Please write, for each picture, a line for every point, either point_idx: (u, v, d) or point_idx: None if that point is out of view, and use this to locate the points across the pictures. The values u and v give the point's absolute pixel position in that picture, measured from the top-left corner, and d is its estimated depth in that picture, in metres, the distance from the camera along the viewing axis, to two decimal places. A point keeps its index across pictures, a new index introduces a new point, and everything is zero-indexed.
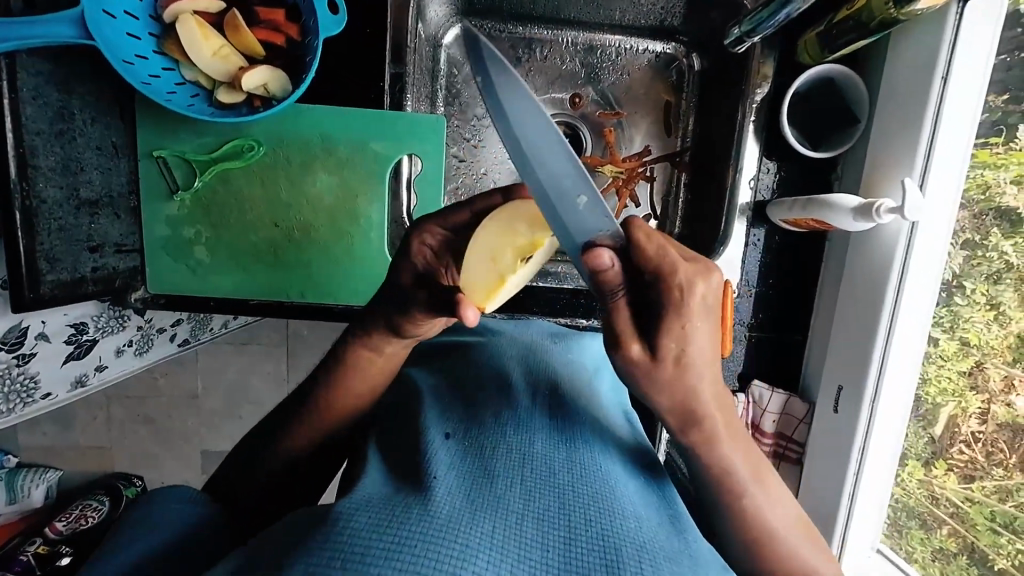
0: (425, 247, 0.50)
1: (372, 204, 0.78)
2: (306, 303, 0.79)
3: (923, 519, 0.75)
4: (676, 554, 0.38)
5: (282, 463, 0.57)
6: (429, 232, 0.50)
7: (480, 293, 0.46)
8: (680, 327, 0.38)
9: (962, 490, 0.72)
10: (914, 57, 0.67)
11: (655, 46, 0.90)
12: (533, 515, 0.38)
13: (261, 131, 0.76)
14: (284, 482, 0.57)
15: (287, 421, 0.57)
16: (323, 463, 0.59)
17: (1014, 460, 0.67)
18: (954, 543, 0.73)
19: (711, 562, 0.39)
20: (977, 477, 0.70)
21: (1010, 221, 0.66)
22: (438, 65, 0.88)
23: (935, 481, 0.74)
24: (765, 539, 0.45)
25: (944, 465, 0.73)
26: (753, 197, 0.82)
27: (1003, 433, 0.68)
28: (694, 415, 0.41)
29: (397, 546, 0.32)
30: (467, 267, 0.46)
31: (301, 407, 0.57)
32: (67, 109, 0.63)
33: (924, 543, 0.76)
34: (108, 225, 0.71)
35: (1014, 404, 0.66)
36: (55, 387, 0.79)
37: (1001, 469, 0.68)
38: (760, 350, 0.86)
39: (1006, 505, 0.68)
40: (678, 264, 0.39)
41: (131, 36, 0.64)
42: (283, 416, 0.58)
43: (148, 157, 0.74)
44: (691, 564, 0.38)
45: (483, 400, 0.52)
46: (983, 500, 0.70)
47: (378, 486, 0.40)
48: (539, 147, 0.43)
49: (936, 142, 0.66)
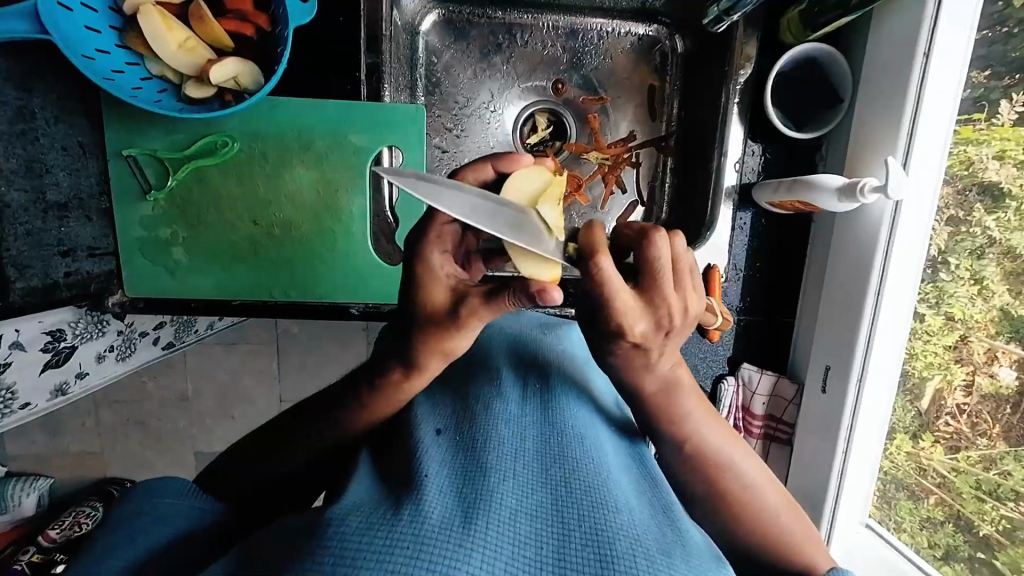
0: (447, 257, 0.45)
1: (353, 199, 0.77)
2: (290, 301, 0.78)
3: (911, 490, 0.76)
4: (669, 543, 0.38)
5: (283, 471, 0.53)
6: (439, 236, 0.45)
7: (549, 269, 0.45)
8: (630, 346, 0.40)
9: (948, 461, 0.73)
10: (897, 32, 0.67)
11: (638, 28, 0.88)
12: (526, 511, 0.37)
13: (235, 127, 0.73)
14: (282, 484, 0.53)
15: (296, 431, 0.52)
16: (330, 474, 0.54)
17: (998, 430, 0.68)
18: (941, 512, 0.74)
19: (702, 550, 0.39)
20: (962, 448, 0.71)
21: (992, 196, 0.67)
22: (417, 53, 0.87)
23: (923, 453, 0.75)
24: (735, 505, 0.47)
25: (931, 437, 0.74)
26: (739, 179, 0.80)
27: (986, 405, 0.69)
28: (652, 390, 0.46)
29: (389, 548, 0.32)
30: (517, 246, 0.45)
31: (308, 413, 0.53)
32: (27, 108, 0.60)
33: (912, 513, 0.77)
34: (79, 227, 0.69)
35: (998, 375, 0.67)
36: (35, 396, 0.76)
37: (985, 439, 0.69)
38: (749, 332, 0.87)
39: (990, 473, 0.69)
40: (619, 310, 0.38)
41: (91, 30, 0.61)
42: (296, 415, 0.53)
43: (117, 157, 0.72)
44: (684, 553, 0.37)
45: (473, 394, 0.51)
46: (969, 469, 0.71)
47: (363, 485, 0.40)
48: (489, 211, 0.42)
49: (919, 118, 0.66)
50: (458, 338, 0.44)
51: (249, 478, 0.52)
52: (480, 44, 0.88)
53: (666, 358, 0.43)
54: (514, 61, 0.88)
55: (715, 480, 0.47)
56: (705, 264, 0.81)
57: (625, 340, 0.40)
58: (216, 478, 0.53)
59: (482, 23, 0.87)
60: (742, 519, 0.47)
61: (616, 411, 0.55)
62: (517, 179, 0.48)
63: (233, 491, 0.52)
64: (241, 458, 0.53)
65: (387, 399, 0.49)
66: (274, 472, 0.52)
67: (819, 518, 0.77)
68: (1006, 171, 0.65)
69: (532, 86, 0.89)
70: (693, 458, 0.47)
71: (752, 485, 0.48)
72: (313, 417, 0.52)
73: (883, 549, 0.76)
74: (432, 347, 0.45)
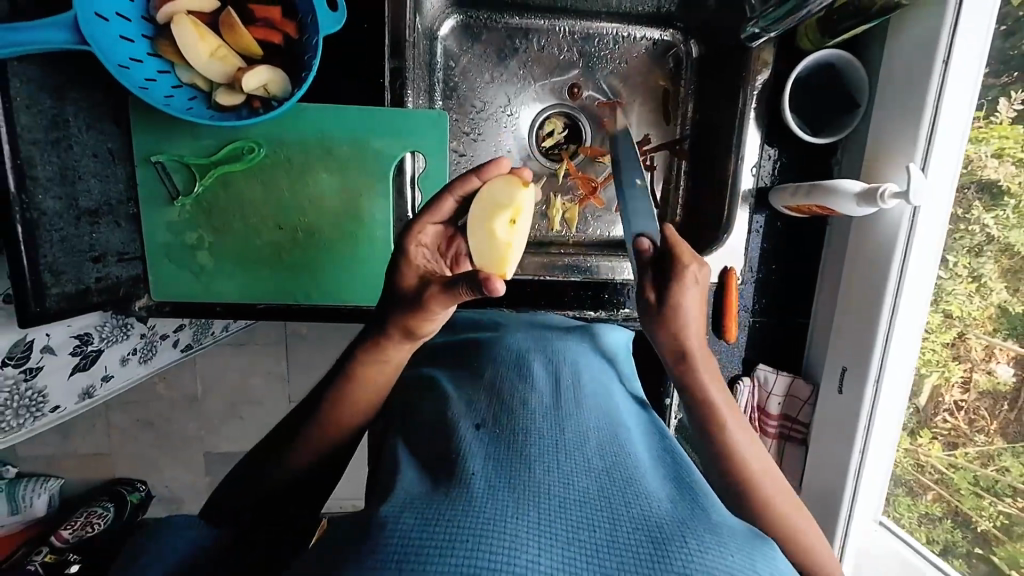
0: (422, 248, 0.58)
1: (376, 204, 0.78)
2: (314, 305, 0.79)
3: (909, 486, 0.78)
4: (716, 524, 0.37)
5: (298, 472, 0.56)
6: (421, 232, 0.58)
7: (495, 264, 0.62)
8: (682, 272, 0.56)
9: (946, 458, 0.75)
10: (916, 39, 0.68)
11: (653, 33, 0.89)
12: (574, 498, 0.37)
13: (261, 132, 0.74)
14: (294, 487, 0.56)
15: (299, 430, 0.56)
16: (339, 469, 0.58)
17: (995, 426, 0.70)
18: (938, 507, 0.76)
19: (748, 529, 0.38)
20: (960, 444, 0.73)
21: (990, 193, 0.68)
22: (435, 58, 0.88)
23: (920, 449, 0.76)
24: (768, 508, 0.49)
25: (929, 433, 0.75)
26: (755, 184, 0.84)
27: (984, 401, 0.71)
28: (685, 358, 0.55)
29: (448, 546, 0.31)
30: (474, 247, 0.60)
31: (308, 412, 0.57)
32: (61, 116, 0.61)
33: (909, 509, 0.78)
34: (109, 233, 0.69)
35: (995, 372, 0.69)
36: (64, 399, 0.77)
37: (983, 435, 0.71)
38: (764, 334, 0.88)
39: (988, 469, 0.72)
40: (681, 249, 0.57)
41: (125, 39, 0.61)
42: (296, 417, 0.58)
43: (145, 163, 0.73)
44: (732, 534, 0.37)
45: (505, 386, 0.50)
46: (966, 466, 0.73)
47: (406, 480, 0.40)
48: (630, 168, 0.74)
49: (937, 127, 0.67)
50: (426, 320, 0.54)
51: (264, 487, 0.55)
52: (496, 47, 0.89)
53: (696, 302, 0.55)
54: (531, 65, 0.89)
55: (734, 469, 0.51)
56: (721, 267, 0.83)
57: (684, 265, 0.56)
58: (225, 494, 0.55)
59: (499, 27, 0.88)
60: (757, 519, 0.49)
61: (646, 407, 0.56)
62: (484, 196, 0.60)
63: (250, 499, 0.54)
64: (254, 464, 0.57)
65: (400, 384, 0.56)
66: (288, 472, 0.55)
67: (829, 515, 0.79)
68: (1004, 168, 0.67)
69: (550, 86, 0.90)
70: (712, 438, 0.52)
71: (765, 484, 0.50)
72: (307, 414, 0.57)
73: (897, 546, 0.77)
74: (413, 324, 0.54)
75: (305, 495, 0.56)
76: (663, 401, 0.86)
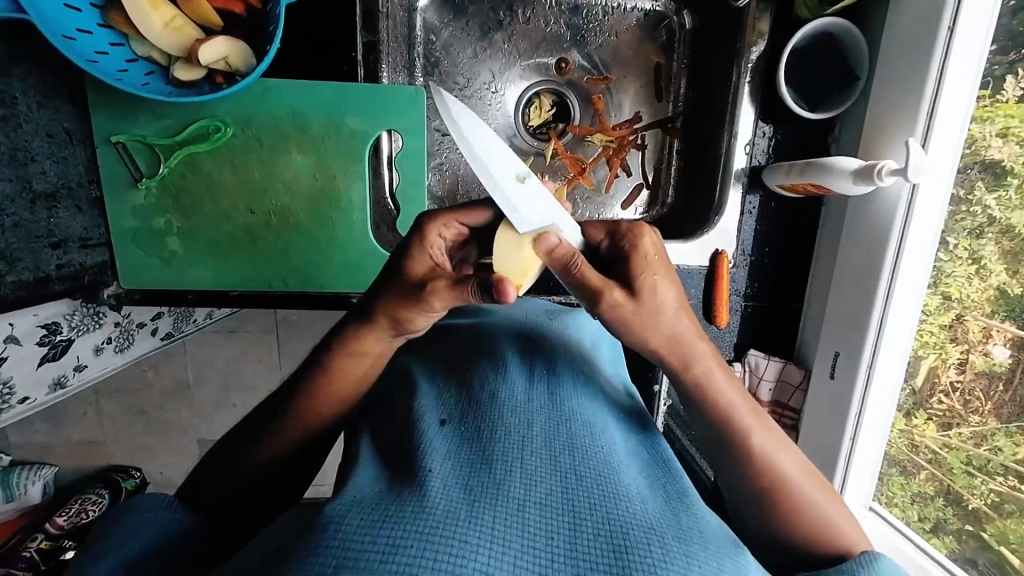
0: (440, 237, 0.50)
1: (351, 184, 0.74)
2: (290, 292, 0.76)
3: (903, 465, 0.74)
4: (686, 529, 0.35)
5: (271, 466, 0.53)
6: (445, 225, 0.51)
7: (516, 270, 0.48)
8: (630, 243, 0.45)
9: (940, 437, 0.70)
10: (920, 7, 0.64)
11: (645, 3, 0.84)
12: (535, 501, 0.35)
13: (227, 110, 0.70)
14: (268, 479, 0.53)
15: (267, 424, 0.52)
16: (317, 460, 0.56)
17: (990, 407, 0.66)
18: (931, 487, 0.72)
19: (720, 534, 0.36)
20: (954, 425, 0.69)
21: (993, 174, 0.64)
22: (415, 31, 0.82)
23: (915, 430, 0.73)
24: (801, 510, 0.44)
25: (924, 414, 0.72)
26: (748, 162, 0.79)
27: (980, 382, 0.66)
28: (682, 353, 0.43)
29: (393, 548, 0.29)
30: (498, 247, 0.48)
31: (279, 405, 0.53)
32: (6, 93, 0.57)
33: (903, 488, 0.74)
34: (69, 218, 0.66)
35: (992, 353, 0.65)
36: (33, 390, 0.75)
37: (977, 416, 0.67)
38: (756, 318, 0.86)
39: (981, 449, 0.67)
40: (620, 225, 0.47)
41: (69, 8, 0.57)
42: (264, 410, 0.54)
43: (105, 144, 0.69)
44: (702, 540, 0.35)
45: (478, 375, 0.48)
46: (960, 446, 0.69)
47: (360, 479, 0.37)
48: (489, 150, 0.48)
49: (940, 96, 0.63)
50: (410, 317, 0.47)
51: (235, 481, 0.52)
52: (480, 20, 0.83)
53: (668, 278, 0.43)
54: (516, 39, 0.85)
55: (760, 468, 0.45)
56: (711, 250, 0.80)
57: (627, 236, 0.45)
58: (199, 478, 0.53)
59: None
60: (792, 522, 0.44)
61: (629, 395, 0.54)
62: None
63: (221, 493, 0.52)
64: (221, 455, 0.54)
65: (348, 375, 0.51)
66: (268, 459, 0.53)
67: None
68: (1008, 148, 0.62)
69: (535, 64, 0.86)
70: (726, 434, 0.45)
71: (797, 487, 0.45)
72: (276, 406, 0.53)
73: (888, 532, 0.73)
74: (393, 317, 0.47)
75: (282, 487, 0.54)
76: (651, 389, 0.84)
